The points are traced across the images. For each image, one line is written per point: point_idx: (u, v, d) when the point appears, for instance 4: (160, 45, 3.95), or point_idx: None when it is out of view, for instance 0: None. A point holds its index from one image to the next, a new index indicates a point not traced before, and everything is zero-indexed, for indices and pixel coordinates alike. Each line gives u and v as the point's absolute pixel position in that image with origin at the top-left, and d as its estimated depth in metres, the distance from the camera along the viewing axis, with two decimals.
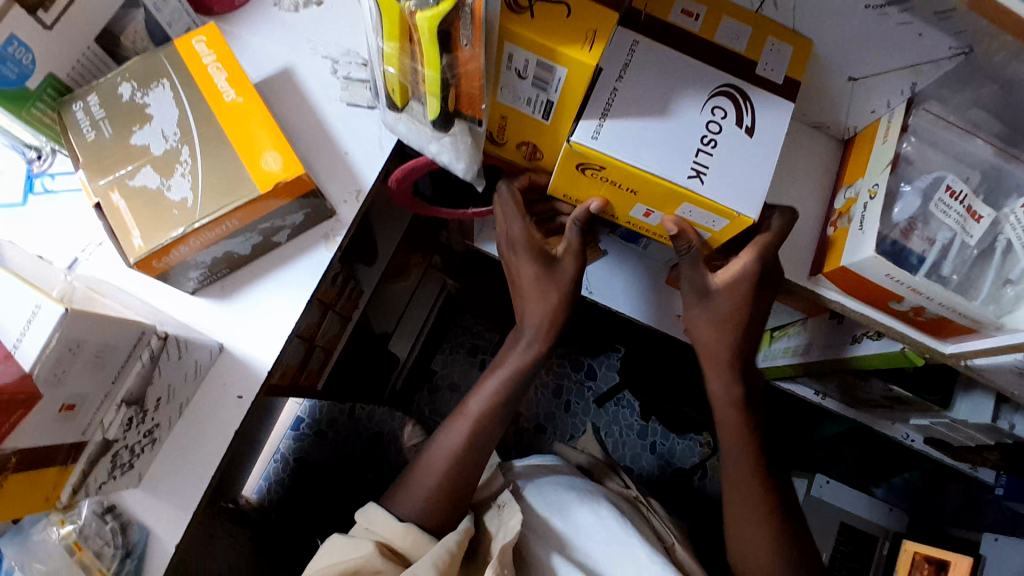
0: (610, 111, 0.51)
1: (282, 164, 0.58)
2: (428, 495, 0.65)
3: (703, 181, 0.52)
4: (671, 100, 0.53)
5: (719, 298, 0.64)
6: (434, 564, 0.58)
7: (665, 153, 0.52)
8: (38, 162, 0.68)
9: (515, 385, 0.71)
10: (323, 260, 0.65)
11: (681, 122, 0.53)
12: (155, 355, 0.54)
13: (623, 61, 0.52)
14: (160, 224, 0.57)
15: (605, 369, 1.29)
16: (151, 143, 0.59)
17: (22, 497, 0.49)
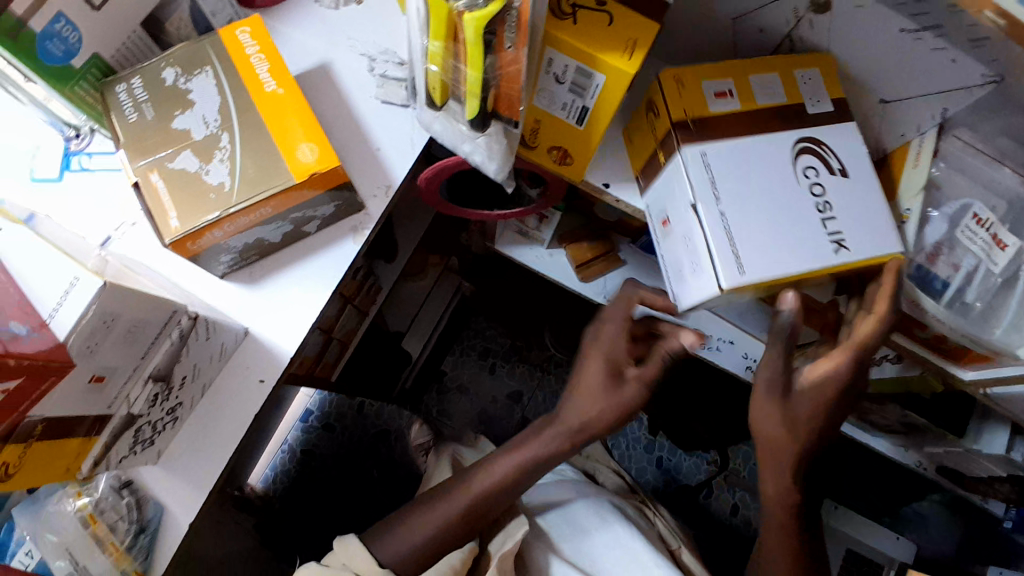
0: (736, 243, 0.52)
1: (317, 156, 0.60)
2: (416, 549, 0.64)
3: (847, 247, 0.53)
4: (755, 177, 0.54)
5: (799, 400, 0.60)
6: None
7: (799, 250, 0.52)
8: (76, 140, 0.70)
9: (532, 470, 0.67)
10: (351, 252, 0.66)
11: (782, 198, 0.54)
12: (184, 334, 0.55)
13: (709, 177, 0.54)
14: (195, 207, 0.58)
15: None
16: (192, 128, 0.60)
17: (45, 465, 0.50)
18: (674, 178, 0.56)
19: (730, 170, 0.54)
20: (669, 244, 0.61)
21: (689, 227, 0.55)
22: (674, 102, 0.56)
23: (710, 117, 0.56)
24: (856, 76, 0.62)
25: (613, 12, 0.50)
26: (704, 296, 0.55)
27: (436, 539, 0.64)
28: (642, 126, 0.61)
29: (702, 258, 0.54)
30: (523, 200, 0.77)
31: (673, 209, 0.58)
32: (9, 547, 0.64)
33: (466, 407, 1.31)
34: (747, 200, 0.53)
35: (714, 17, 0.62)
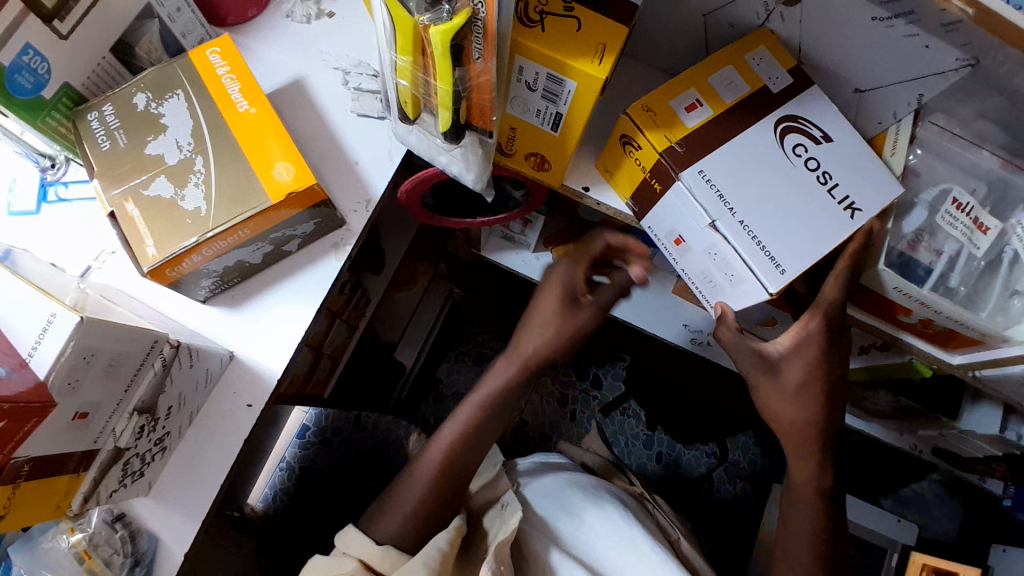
0: (767, 245, 0.54)
1: (293, 175, 0.59)
2: (407, 516, 0.64)
3: (862, 210, 0.54)
4: (751, 178, 0.55)
5: (789, 370, 0.64)
6: (426, 564, 0.57)
7: (822, 235, 0.54)
8: (52, 170, 0.69)
9: (491, 412, 0.71)
10: (332, 269, 0.65)
11: (779, 186, 0.54)
12: (167, 364, 0.54)
13: (708, 180, 0.54)
14: (171, 232, 0.57)
15: (611, 378, 1.29)
16: (166, 153, 0.59)
17: (33, 505, 0.48)
18: (679, 202, 0.56)
19: (726, 177, 0.55)
20: (688, 260, 0.61)
21: (713, 243, 0.56)
22: (653, 132, 0.56)
23: (695, 133, 0.56)
24: (830, 66, 0.62)
25: (581, 17, 0.50)
26: (753, 299, 0.57)
27: (405, 542, 0.63)
28: (623, 157, 0.61)
29: (743, 269, 0.56)
30: (504, 206, 0.76)
31: (686, 229, 0.59)
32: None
33: None
34: (757, 203, 0.54)
35: (686, 16, 0.62)
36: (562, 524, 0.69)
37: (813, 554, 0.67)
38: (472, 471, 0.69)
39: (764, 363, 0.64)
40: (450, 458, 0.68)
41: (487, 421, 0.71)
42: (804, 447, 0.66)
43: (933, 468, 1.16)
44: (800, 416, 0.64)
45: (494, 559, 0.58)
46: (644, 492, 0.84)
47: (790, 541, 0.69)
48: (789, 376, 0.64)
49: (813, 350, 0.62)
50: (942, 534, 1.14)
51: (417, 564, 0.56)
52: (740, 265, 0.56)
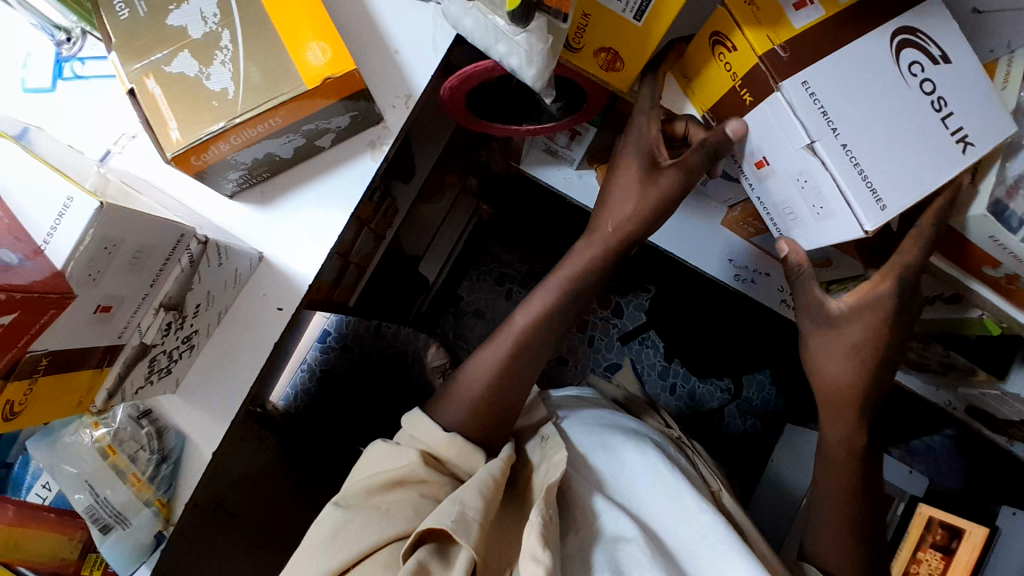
0: (869, 175, 0.47)
1: (328, 59, 0.52)
2: (469, 398, 0.65)
3: (976, 144, 0.46)
4: (862, 95, 0.47)
5: (850, 326, 0.59)
6: (481, 489, 0.56)
7: (936, 166, 0.46)
8: (68, 45, 0.63)
9: (566, 298, 0.68)
10: (367, 170, 0.60)
11: (891, 106, 0.46)
12: (195, 261, 0.50)
13: (812, 95, 0.47)
14: (196, 114, 0.52)
15: (633, 307, 1.26)
16: (189, 25, 0.52)
17: (54, 398, 0.47)
18: (771, 115, 0.49)
19: (834, 90, 0.47)
20: (769, 184, 0.56)
21: (805, 168, 0.50)
22: (751, 31, 0.48)
23: (803, 37, 0.47)
24: None
25: None
26: (841, 235, 0.51)
27: (466, 429, 0.64)
28: (711, 65, 0.54)
29: (836, 201, 0.49)
30: (552, 116, 0.68)
31: (775, 153, 0.52)
32: (26, 480, 0.67)
33: (482, 331, 1.31)
34: (867, 124, 0.47)
35: None
36: (596, 458, 0.69)
37: (846, 521, 0.65)
38: (539, 359, 0.68)
39: (822, 319, 0.61)
40: (511, 364, 0.67)
41: (564, 304, 0.68)
42: (846, 398, 0.62)
43: (950, 424, 1.11)
44: (857, 367, 0.60)
45: (544, 505, 0.56)
46: (683, 437, 0.82)
47: (827, 507, 0.67)
48: (852, 334, 0.58)
49: (882, 316, 0.57)
50: (948, 486, 1.10)
51: (473, 492, 0.55)
52: (831, 196, 0.50)
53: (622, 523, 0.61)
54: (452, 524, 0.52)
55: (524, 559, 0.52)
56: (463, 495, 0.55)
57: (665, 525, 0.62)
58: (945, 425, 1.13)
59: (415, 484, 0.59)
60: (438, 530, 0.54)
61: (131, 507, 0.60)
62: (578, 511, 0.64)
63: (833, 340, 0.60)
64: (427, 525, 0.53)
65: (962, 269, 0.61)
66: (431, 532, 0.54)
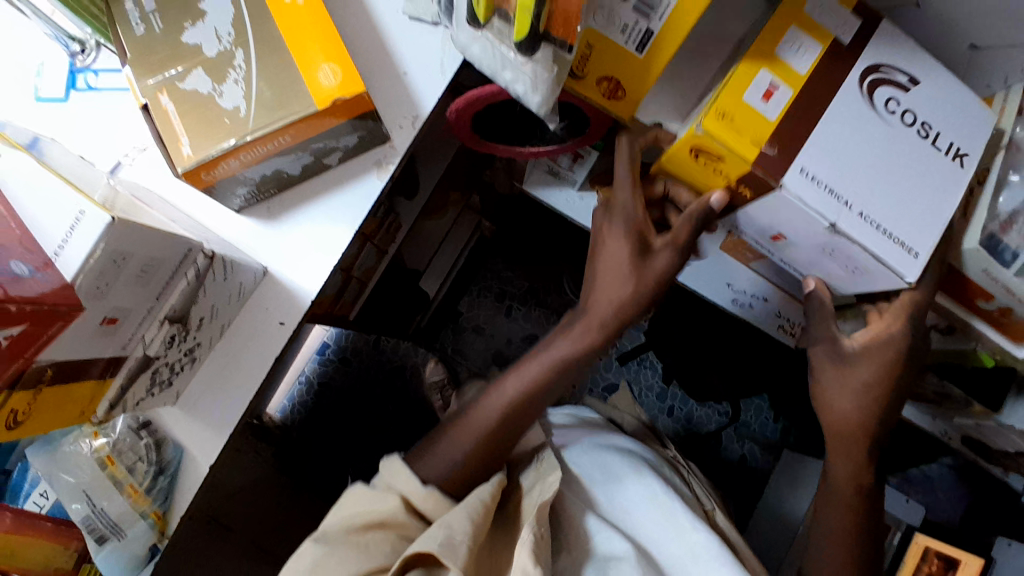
0: (892, 230, 0.48)
1: (339, 81, 0.53)
2: (455, 467, 0.65)
3: (967, 153, 0.50)
4: (849, 164, 0.47)
5: (859, 363, 0.59)
6: (469, 515, 0.57)
7: (938, 196, 0.49)
8: (81, 56, 0.65)
9: (562, 375, 0.67)
10: (373, 188, 0.61)
11: (888, 155, 0.48)
12: (201, 275, 0.50)
13: (819, 185, 0.46)
14: (207, 131, 0.53)
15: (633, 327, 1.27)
16: (204, 43, 0.53)
17: (55, 408, 0.47)
18: (782, 208, 0.49)
19: (833, 170, 0.47)
20: (792, 250, 0.57)
21: (831, 243, 0.50)
22: (736, 144, 0.46)
23: (782, 130, 0.46)
24: None
25: None
26: (885, 284, 0.52)
27: (472, 459, 0.65)
28: (696, 168, 0.53)
29: (871, 264, 0.49)
30: (557, 137, 0.70)
31: (793, 228, 0.52)
32: (25, 487, 0.67)
33: (481, 347, 1.32)
34: (863, 189, 0.47)
35: None
36: (598, 488, 0.68)
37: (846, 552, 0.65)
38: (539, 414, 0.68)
39: (834, 355, 0.60)
40: (518, 395, 0.66)
41: (555, 382, 0.67)
42: (842, 425, 0.62)
43: (946, 452, 1.11)
44: (855, 398, 0.60)
45: (535, 522, 0.56)
46: (677, 457, 0.82)
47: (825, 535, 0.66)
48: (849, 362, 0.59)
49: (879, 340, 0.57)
50: (944, 516, 1.10)
51: (461, 517, 0.56)
52: (863, 262, 0.50)
53: (615, 541, 0.61)
54: (439, 548, 0.52)
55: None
56: (454, 524, 0.55)
57: (659, 543, 0.64)
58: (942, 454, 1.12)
59: (395, 526, 0.60)
60: (423, 556, 0.54)
61: (126, 518, 0.60)
62: (570, 532, 0.63)
63: (844, 376, 0.60)
64: (413, 549, 0.53)
65: (962, 305, 0.61)
66: (416, 559, 0.54)
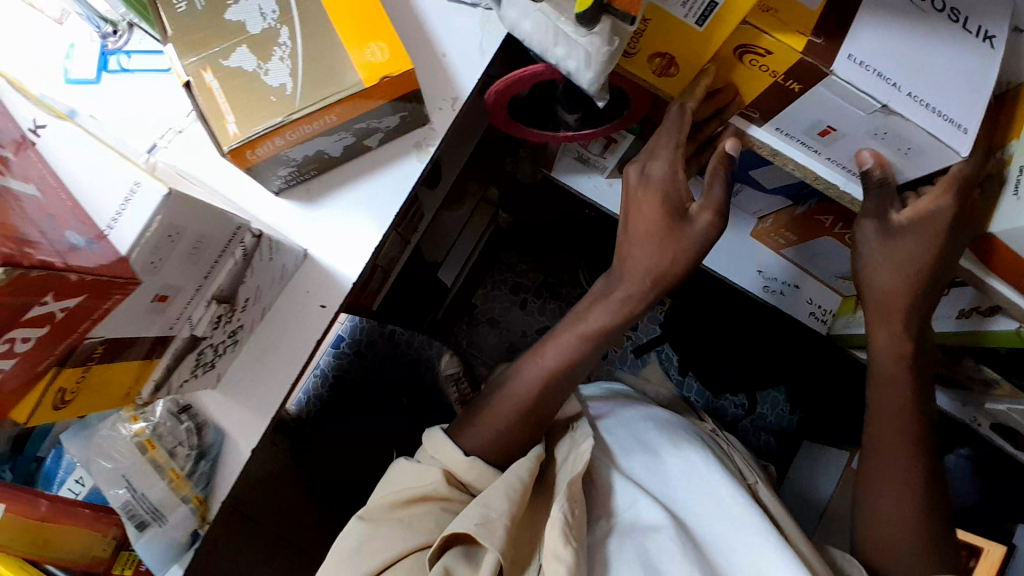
0: (942, 105, 0.46)
1: (389, 57, 0.53)
2: (495, 442, 0.65)
3: (998, 35, 0.47)
4: (892, 43, 0.45)
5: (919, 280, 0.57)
6: (506, 494, 0.57)
7: (977, 79, 0.46)
8: (113, 38, 0.64)
9: (592, 348, 0.66)
10: (414, 171, 0.60)
11: (923, 38, 0.45)
12: (248, 254, 0.50)
13: (865, 66, 0.44)
14: (255, 110, 0.52)
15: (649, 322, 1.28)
16: (247, 20, 0.53)
17: (98, 393, 0.47)
18: (830, 94, 0.47)
19: (878, 51, 0.45)
20: (841, 144, 0.55)
21: (884, 125, 0.48)
22: (784, 35, 0.44)
23: (825, 19, 0.44)
24: None
25: None
26: (940, 162, 0.50)
27: (510, 434, 0.65)
28: (741, 69, 0.51)
29: (923, 141, 0.48)
30: (592, 121, 0.70)
31: (841, 118, 0.50)
32: (58, 475, 0.65)
33: (495, 340, 1.33)
34: (915, 69, 0.45)
35: None
36: (630, 465, 0.68)
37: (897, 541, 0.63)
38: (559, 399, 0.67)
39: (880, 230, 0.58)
40: (548, 384, 0.66)
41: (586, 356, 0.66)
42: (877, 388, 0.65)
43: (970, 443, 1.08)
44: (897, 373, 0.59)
45: (566, 501, 0.56)
46: (716, 429, 0.83)
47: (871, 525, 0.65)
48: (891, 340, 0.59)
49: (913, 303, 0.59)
50: None
51: (499, 493, 0.56)
52: (914, 139, 0.48)
53: (651, 511, 0.61)
54: (476, 527, 0.53)
55: (547, 557, 0.53)
56: (492, 504, 0.55)
57: (689, 510, 0.63)
58: (959, 445, 1.07)
59: (437, 499, 0.60)
60: (462, 534, 0.55)
61: (168, 503, 0.58)
62: (602, 497, 0.64)
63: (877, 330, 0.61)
64: (452, 529, 0.53)
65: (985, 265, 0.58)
66: (455, 537, 0.55)
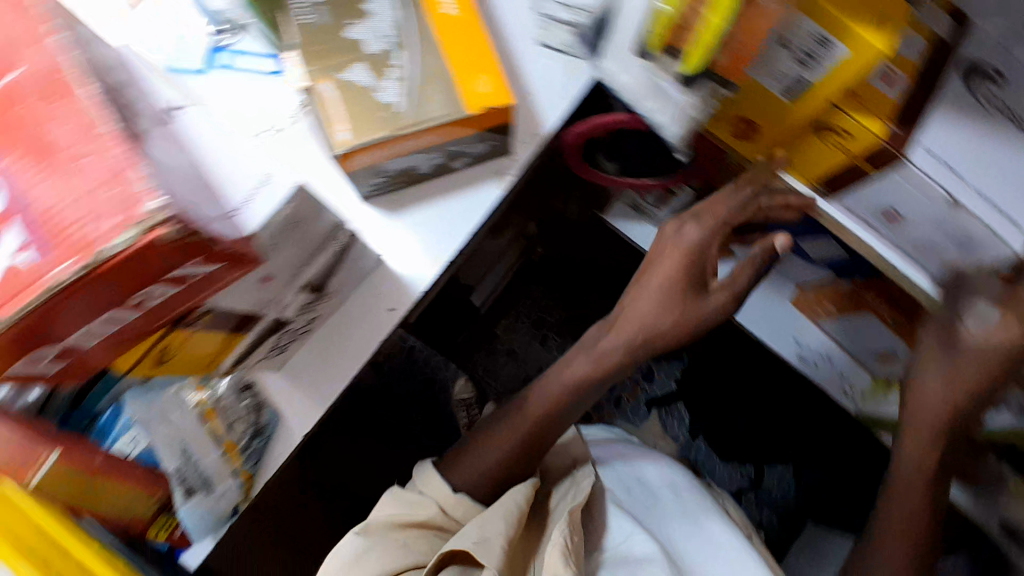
0: (1002, 204, 0.53)
1: (493, 90, 0.58)
2: (486, 472, 0.67)
3: None
4: (961, 145, 0.54)
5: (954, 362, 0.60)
6: (506, 518, 0.59)
7: None
8: (224, 36, 0.67)
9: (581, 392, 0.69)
10: (492, 196, 0.65)
11: (989, 146, 0.54)
12: (341, 250, 0.55)
13: (939, 160, 0.53)
14: (364, 122, 0.56)
15: (664, 375, 1.19)
16: (366, 40, 0.58)
17: (192, 355, 0.51)
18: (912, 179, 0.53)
19: (949, 150, 0.54)
20: (902, 233, 0.58)
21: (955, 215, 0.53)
22: (865, 120, 0.53)
23: (903, 112, 0.53)
24: None
25: None
26: (994, 260, 0.55)
27: (506, 465, 0.67)
28: (820, 145, 0.58)
29: (984, 236, 0.54)
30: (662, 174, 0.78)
31: (913, 206, 0.55)
32: (113, 431, 0.62)
33: (512, 371, 1.33)
34: (982, 168, 0.54)
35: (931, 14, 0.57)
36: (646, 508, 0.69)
37: None
38: (554, 434, 0.69)
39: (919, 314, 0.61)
40: (539, 421, 0.68)
41: (584, 392, 0.69)
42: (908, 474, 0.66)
43: None
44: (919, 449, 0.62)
45: (566, 527, 0.58)
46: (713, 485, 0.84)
47: None
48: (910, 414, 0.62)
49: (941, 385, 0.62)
50: None
51: (497, 517, 0.59)
52: (979, 234, 0.54)
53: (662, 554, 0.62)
54: (474, 545, 0.55)
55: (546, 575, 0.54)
56: (489, 527, 0.57)
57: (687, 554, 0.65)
58: None
59: (432, 527, 0.63)
60: (461, 554, 0.56)
61: (218, 474, 0.61)
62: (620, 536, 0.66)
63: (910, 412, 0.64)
64: (450, 547, 0.55)
65: None
66: (453, 556, 0.56)
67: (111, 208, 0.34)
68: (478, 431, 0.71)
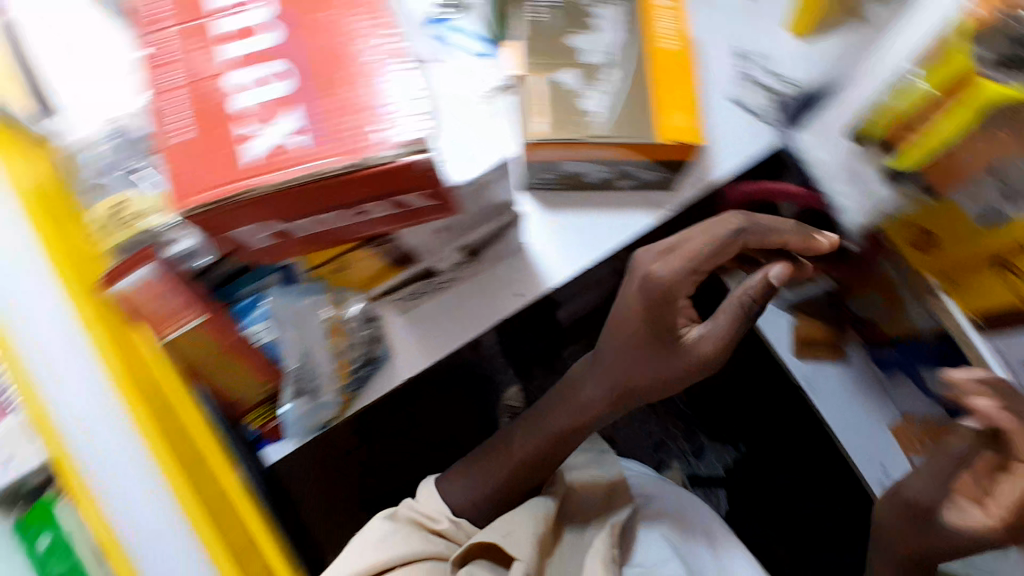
0: None
1: (690, 127, 0.62)
2: (480, 494, 0.73)
3: None
4: None
5: None
6: (534, 517, 0.66)
7: None
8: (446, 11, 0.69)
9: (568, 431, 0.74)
10: (644, 224, 0.68)
11: None
12: (502, 225, 0.62)
13: None
14: (564, 123, 0.61)
15: (715, 457, 1.13)
16: (586, 51, 0.62)
17: (359, 270, 0.60)
18: None
19: None
20: None
21: None
22: None
23: None
24: None
25: None
26: None
27: (508, 484, 0.73)
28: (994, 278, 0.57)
29: None
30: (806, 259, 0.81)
31: None
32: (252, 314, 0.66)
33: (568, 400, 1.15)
34: None
35: None
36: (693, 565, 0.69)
37: None
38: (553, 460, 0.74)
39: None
40: (525, 456, 0.73)
41: (577, 423, 0.73)
42: None
43: None
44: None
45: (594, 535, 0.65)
46: None
47: None
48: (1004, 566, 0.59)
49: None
50: None
51: (525, 514, 0.66)
52: None
53: None
54: (502, 537, 0.62)
55: None
56: (517, 520, 0.65)
57: None
58: None
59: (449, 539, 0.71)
60: (490, 546, 0.63)
61: (326, 384, 0.67)
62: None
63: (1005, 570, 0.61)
64: (478, 538, 0.63)
65: None
66: (483, 548, 0.64)
67: (388, 128, 0.40)
68: (485, 450, 0.78)
